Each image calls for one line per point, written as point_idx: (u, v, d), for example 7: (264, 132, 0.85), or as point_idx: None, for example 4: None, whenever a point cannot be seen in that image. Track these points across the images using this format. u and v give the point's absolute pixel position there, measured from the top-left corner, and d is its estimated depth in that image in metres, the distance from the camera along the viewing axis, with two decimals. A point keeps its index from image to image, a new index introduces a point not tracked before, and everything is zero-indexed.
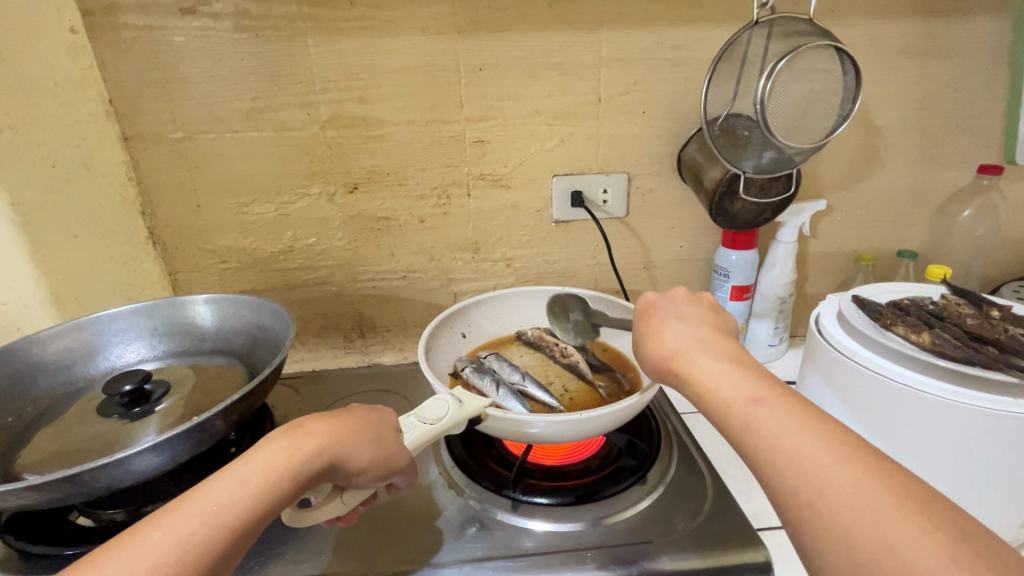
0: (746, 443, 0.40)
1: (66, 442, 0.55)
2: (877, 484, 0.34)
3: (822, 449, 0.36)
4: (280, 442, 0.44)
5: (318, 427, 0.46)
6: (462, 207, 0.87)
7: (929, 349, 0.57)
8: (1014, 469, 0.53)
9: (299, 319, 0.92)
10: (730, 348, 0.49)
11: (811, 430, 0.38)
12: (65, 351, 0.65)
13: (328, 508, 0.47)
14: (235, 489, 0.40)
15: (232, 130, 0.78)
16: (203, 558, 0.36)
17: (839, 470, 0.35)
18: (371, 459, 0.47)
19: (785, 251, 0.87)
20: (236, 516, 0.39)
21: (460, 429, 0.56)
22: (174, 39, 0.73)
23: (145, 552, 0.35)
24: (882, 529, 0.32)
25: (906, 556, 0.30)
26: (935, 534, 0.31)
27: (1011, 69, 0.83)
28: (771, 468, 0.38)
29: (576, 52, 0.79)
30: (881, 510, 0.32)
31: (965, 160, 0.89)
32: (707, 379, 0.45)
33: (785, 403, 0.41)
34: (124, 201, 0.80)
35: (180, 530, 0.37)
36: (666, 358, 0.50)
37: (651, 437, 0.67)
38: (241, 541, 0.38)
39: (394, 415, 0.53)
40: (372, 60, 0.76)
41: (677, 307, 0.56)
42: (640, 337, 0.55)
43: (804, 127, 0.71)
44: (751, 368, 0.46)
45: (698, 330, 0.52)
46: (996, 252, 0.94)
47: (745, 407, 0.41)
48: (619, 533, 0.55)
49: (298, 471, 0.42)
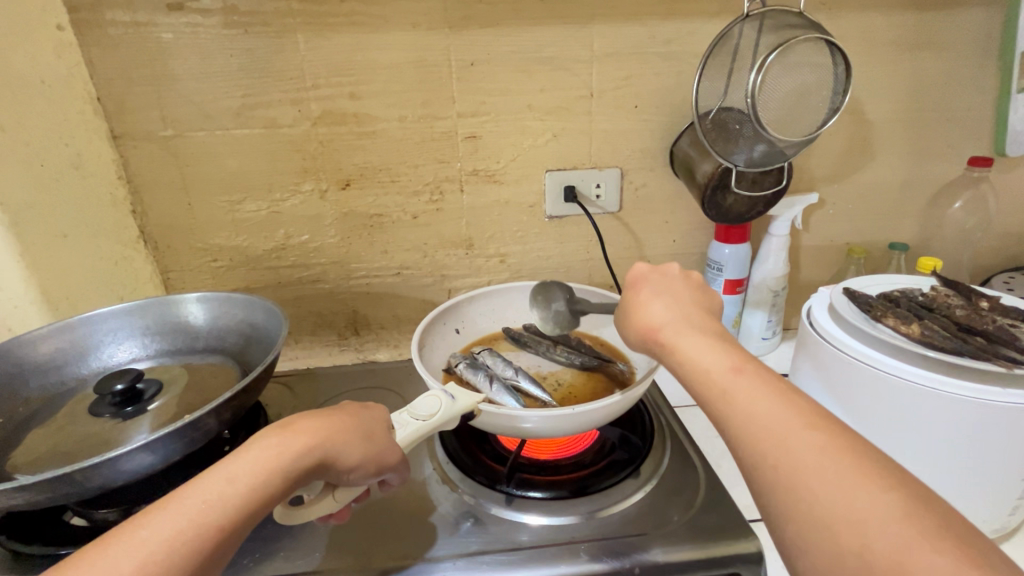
0: (719, 410, 0.41)
1: (57, 443, 0.55)
2: (841, 449, 0.35)
3: (791, 416, 0.38)
4: (268, 440, 0.43)
5: (308, 426, 0.46)
6: (455, 203, 0.87)
7: (918, 340, 0.57)
8: (1004, 456, 0.53)
9: (293, 317, 0.92)
10: (713, 324, 0.49)
11: (781, 400, 0.39)
12: (55, 350, 0.65)
13: (321, 505, 0.47)
14: (224, 489, 0.39)
15: (222, 127, 0.78)
16: (192, 558, 0.36)
17: (806, 435, 0.37)
18: (362, 456, 0.47)
19: (777, 244, 0.87)
20: (225, 514, 0.39)
21: (454, 425, 0.56)
22: (162, 36, 0.72)
23: (132, 554, 0.35)
24: (844, 486, 0.33)
25: (861, 510, 0.32)
26: (891, 494, 0.33)
27: (1000, 61, 0.83)
28: (742, 437, 0.39)
29: (568, 46, 0.78)
30: (844, 472, 0.34)
31: (956, 153, 0.89)
32: (694, 350, 0.45)
33: (759, 374, 0.42)
34: (114, 200, 0.79)
35: (168, 530, 0.37)
36: (653, 329, 0.50)
37: (644, 430, 0.67)
38: (230, 541, 0.39)
39: (386, 412, 0.53)
40: (363, 56, 0.76)
41: (667, 280, 0.55)
42: (626, 308, 0.53)
43: (795, 120, 0.71)
44: (734, 344, 0.46)
45: (686, 305, 0.51)
46: (986, 244, 0.95)
47: (725, 375, 0.42)
48: (612, 526, 0.55)
49: (288, 469, 0.42)
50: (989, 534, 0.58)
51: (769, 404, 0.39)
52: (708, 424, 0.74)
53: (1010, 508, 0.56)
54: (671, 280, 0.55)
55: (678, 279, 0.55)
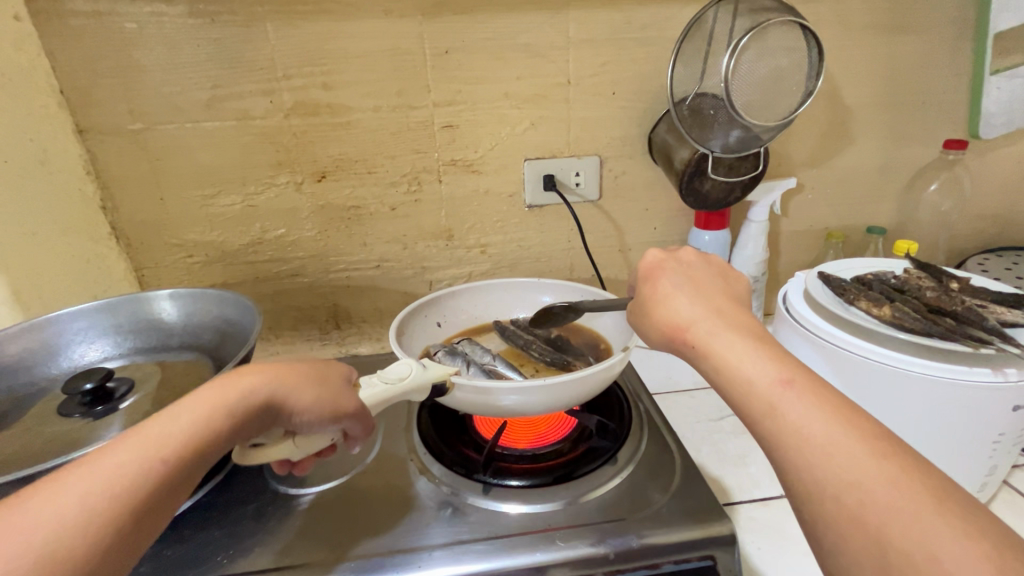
0: (769, 431, 0.39)
1: (23, 444, 0.54)
2: (914, 483, 0.33)
3: (855, 442, 0.35)
4: (215, 382, 0.45)
5: (258, 368, 0.47)
6: (434, 193, 0.86)
7: (889, 322, 0.58)
8: (975, 435, 0.54)
9: (272, 312, 0.91)
10: (746, 323, 0.47)
11: (840, 423, 0.36)
12: (24, 351, 0.63)
13: (277, 449, 0.46)
14: (167, 425, 0.41)
15: (193, 120, 0.76)
16: (133, 488, 0.38)
17: (875, 466, 0.34)
18: (314, 399, 0.47)
19: (756, 230, 0.88)
20: (167, 449, 0.40)
21: (423, 395, 0.55)
22: (125, 26, 0.70)
23: (72, 485, 0.37)
24: (923, 528, 0.30)
25: (946, 560, 0.29)
26: (979, 541, 0.29)
27: (975, 43, 0.84)
28: (793, 461, 0.36)
29: (543, 33, 0.77)
30: (920, 510, 0.31)
31: (932, 136, 0.90)
32: (728, 352, 0.43)
33: (815, 391, 0.39)
34: (83, 196, 0.77)
35: (108, 466, 0.38)
36: (679, 329, 0.48)
37: (622, 416, 0.67)
38: (175, 476, 0.40)
39: (351, 369, 0.54)
40: (335, 45, 0.74)
41: (685, 271, 0.54)
42: (648, 303, 0.52)
43: (770, 105, 0.71)
44: (773, 346, 0.44)
45: (713, 299, 0.50)
46: (962, 225, 0.96)
47: (771, 390, 0.39)
48: (589, 513, 0.55)
49: (231, 409, 0.43)
50: None
51: (827, 428, 0.36)
52: (689, 410, 0.74)
53: (979, 484, 0.58)
54: (688, 272, 0.54)
55: (696, 272, 0.54)
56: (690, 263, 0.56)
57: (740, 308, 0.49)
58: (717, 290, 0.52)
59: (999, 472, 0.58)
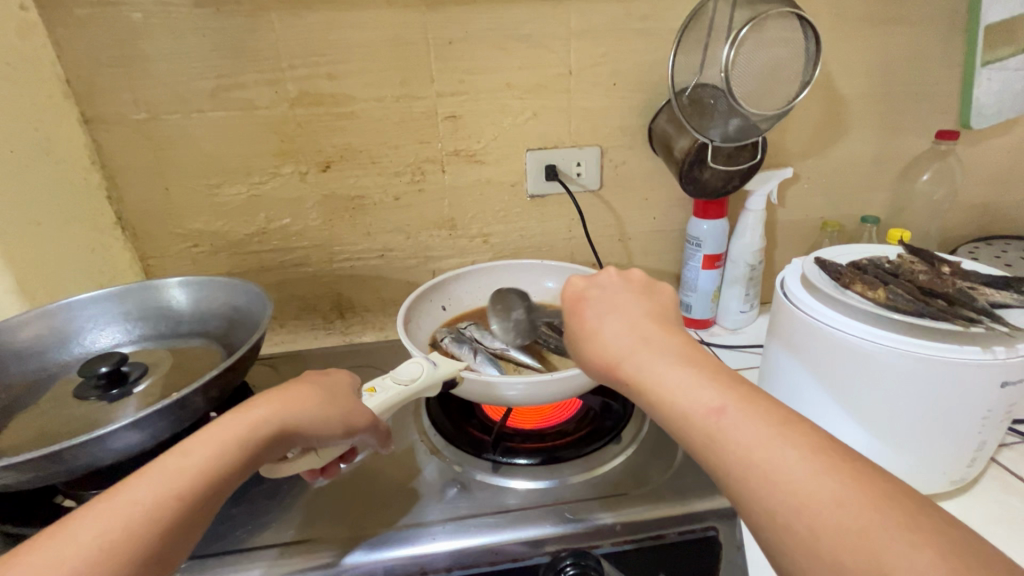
0: (714, 460, 0.38)
1: (41, 426, 0.55)
2: (858, 496, 0.32)
3: (794, 463, 0.35)
4: (225, 419, 0.45)
5: (266, 400, 0.47)
6: (437, 183, 0.87)
7: (885, 304, 0.59)
8: (963, 412, 0.57)
9: (277, 301, 0.92)
10: (678, 344, 0.45)
11: (780, 444, 0.36)
12: (36, 336, 0.64)
13: (303, 461, 0.49)
14: (179, 462, 0.41)
15: (198, 110, 0.77)
16: (152, 525, 0.38)
17: (820, 485, 0.33)
18: (323, 420, 0.48)
19: (753, 219, 0.88)
20: (182, 484, 0.40)
21: (436, 391, 0.59)
22: (130, 15, 0.70)
23: (89, 525, 0.36)
24: (876, 546, 0.30)
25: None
26: (927, 551, 0.30)
27: (967, 35, 0.86)
28: (739, 486, 0.36)
29: (545, 23, 0.78)
30: (870, 527, 0.31)
31: (925, 126, 0.92)
32: (664, 385, 0.42)
33: (747, 408, 0.38)
34: (89, 185, 0.78)
35: (123, 504, 0.38)
36: (611, 364, 0.46)
37: (625, 398, 0.69)
38: (196, 509, 0.40)
39: (349, 377, 0.56)
40: (339, 35, 0.75)
41: (607, 294, 0.52)
42: (577, 337, 0.50)
43: (768, 95, 0.73)
44: (709, 368, 0.42)
45: (641, 324, 0.48)
46: (953, 215, 0.98)
47: (707, 419, 0.38)
48: (593, 488, 0.57)
49: (245, 439, 0.44)
50: (950, 485, 0.62)
51: (764, 451, 0.36)
52: None
53: (967, 460, 0.60)
54: (605, 296, 0.52)
55: (616, 294, 0.52)
56: (607, 283, 0.53)
57: (671, 329, 0.47)
58: (640, 312, 0.49)
59: (987, 447, 0.60)
